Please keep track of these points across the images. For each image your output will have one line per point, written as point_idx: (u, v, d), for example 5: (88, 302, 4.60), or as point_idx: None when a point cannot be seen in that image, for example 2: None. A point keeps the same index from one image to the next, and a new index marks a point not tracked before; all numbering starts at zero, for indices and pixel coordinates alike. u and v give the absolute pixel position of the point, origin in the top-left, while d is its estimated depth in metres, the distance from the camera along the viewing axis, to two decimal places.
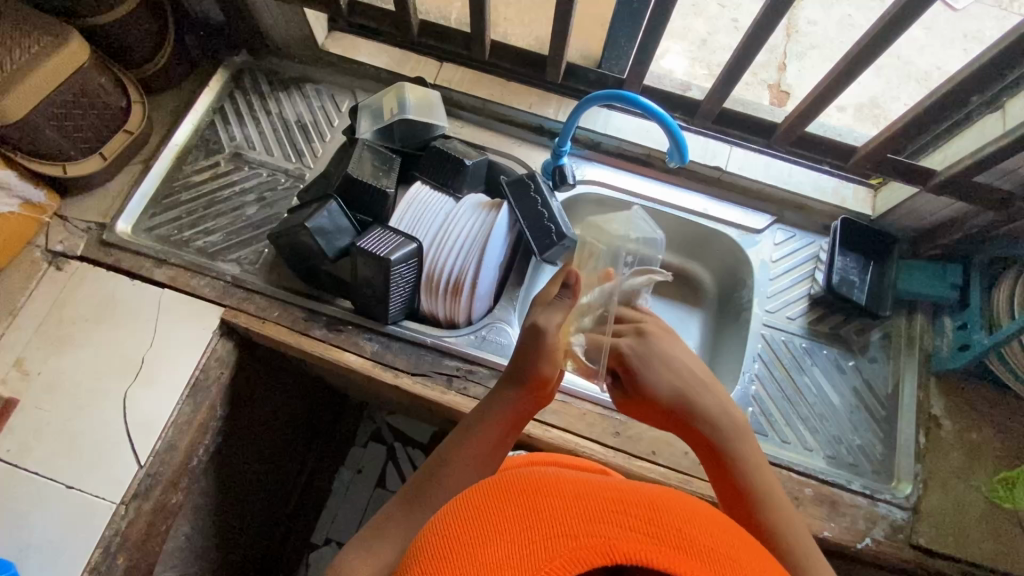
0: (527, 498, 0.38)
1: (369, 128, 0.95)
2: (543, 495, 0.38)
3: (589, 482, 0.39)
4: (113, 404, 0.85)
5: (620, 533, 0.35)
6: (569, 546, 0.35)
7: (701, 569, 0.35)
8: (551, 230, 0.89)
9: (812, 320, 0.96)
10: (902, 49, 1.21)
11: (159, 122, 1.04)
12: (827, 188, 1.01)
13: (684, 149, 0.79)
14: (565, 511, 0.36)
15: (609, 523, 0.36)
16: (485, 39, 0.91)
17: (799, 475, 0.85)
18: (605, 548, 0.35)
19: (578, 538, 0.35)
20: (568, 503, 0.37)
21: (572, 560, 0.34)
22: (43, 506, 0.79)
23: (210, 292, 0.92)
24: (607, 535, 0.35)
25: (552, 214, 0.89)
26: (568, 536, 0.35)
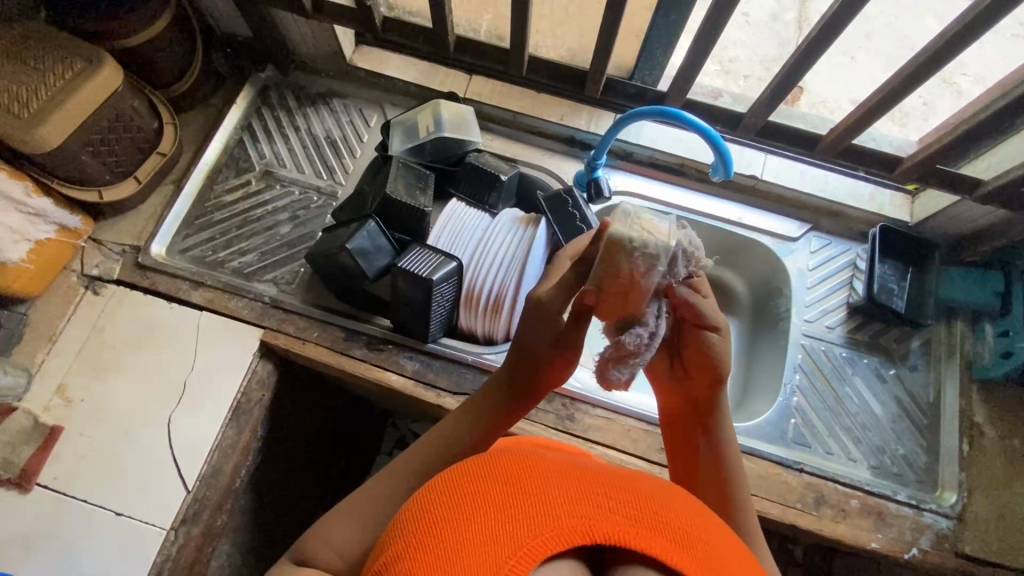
0: (512, 478, 0.38)
1: (402, 145, 0.94)
2: (528, 477, 0.38)
3: (570, 468, 0.40)
4: (157, 429, 0.85)
5: (600, 512, 0.36)
6: (551, 524, 0.35)
7: (677, 550, 0.35)
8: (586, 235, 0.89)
9: (852, 329, 0.96)
10: (917, 40, 1.17)
11: (188, 141, 1.03)
12: (864, 195, 1.00)
13: (730, 163, 0.78)
14: (548, 489, 0.37)
15: (591, 504, 0.36)
16: (524, 55, 0.90)
17: (845, 487, 0.85)
18: (583, 526, 0.35)
19: (559, 516, 0.35)
20: (550, 483, 0.37)
21: (553, 539, 0.35)
22: (94, 534, 0.79)
23: (249, 313, 0.91)
24: (586, 514, 0.36)
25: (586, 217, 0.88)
26: (550, 514, 0.35)
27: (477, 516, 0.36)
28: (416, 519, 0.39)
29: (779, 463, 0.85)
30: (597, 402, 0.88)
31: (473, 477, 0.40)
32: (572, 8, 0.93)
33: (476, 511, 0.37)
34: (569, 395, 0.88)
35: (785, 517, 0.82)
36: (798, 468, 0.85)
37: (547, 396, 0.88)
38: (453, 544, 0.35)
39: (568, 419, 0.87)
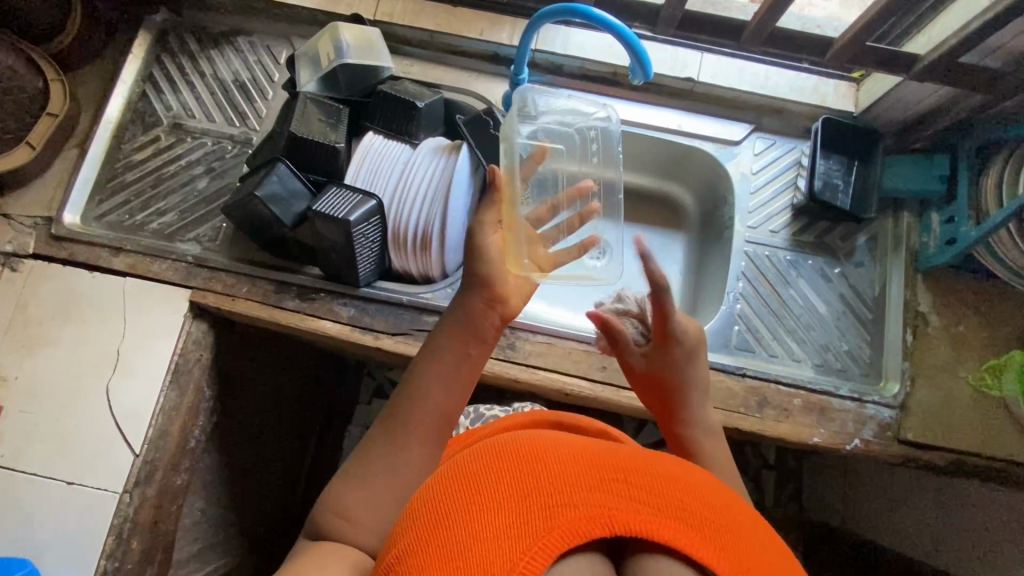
0: (538, 465, 0.39)
1: (310, 78, 0.88)
2: (544, 463, 0.39)
3: (588, 450, 0.42)
4: (98, 398, 0.84)
5: (621, 502, 0.38)
6: (573, 513, 0.37)
7: (692, 533, 0.37)
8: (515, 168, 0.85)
9: (796, 232, 0.94)
10: None
11: (87, 100, 0.96)
12: (806, 87, 0.95)
13: (647, 63, 0.73)
14: (569, 481, 0.38)
15: (609, 495, 0.38)
16: None
17: (788, 388, 0.85)
18: (604, 516, 0.37)
19: (577, 508, 0.37)
20: (574, 473, 0.39)
21: (571, 529, 0.36)
22: (49, 504, 0.80)
23: (174, 274, 0.88)
24: (604, 506, 0.37)
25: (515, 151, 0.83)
26: (572, 506, 0.37)
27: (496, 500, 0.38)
28: (444, 498, 0.40)
29: (721, 370, 0.85)
30: (536, 329, 0.86)
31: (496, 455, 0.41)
32: None
33: (497, 501, 0.38)
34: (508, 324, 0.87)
35: (729, 422, 0.82)
36: (741, 373, 0.85)
37: None
38: (475, 532, 0.36)
39: (509, 348, 0.86)
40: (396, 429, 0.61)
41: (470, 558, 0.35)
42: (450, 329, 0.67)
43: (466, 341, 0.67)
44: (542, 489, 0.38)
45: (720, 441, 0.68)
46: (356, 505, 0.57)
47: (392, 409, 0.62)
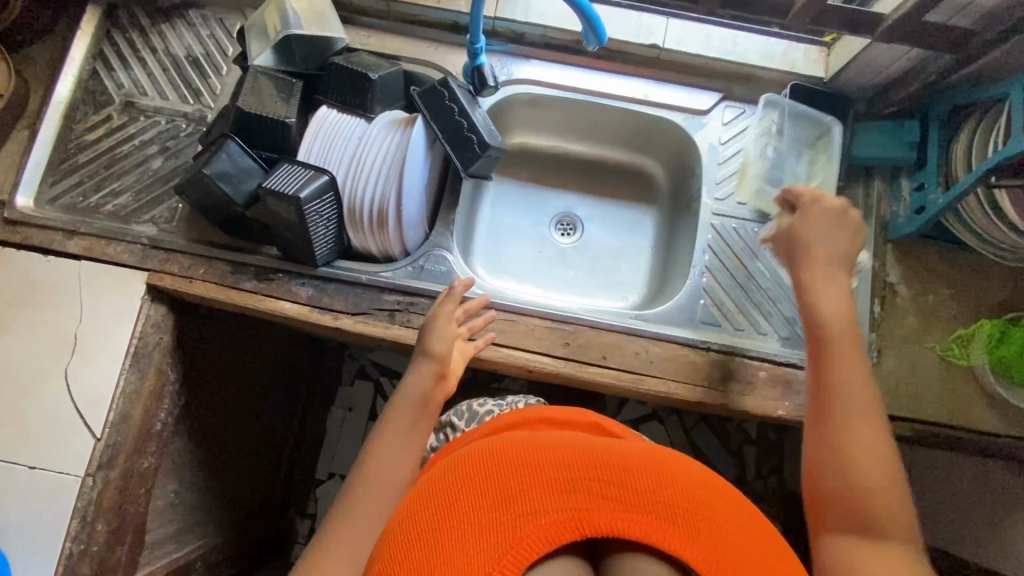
0: (507, 474, 0.41)
1: (261, 51, 0.85)
2: (516, 472, 0.41)
3: (558, 451, 0.43)
4: (57, 383, 0.83)
5: (590, 504, 0.39)
6: (542, 519, 0.38)
7: (669, 526, 0.38)
8: (472, 141, 0.82)
9: (765, 203, 0.92)
10: None
11: (35, 80, 0.94)
12: (776, 52, 0.92)
13: (599, 29, 0.70)
14: (537, 491, 0.40)
15: (578, 498, 0.39)
16: None
17: (753, 361, 0.84)
18: (573, 519, 0.38)
19: (548, 514, 0.38)
20: (543, 478, 0.40)
21: (541, 534, 0.38)
22: (13, 489, 0.80)
23: (129, 257, 0.87)
24: (574, 511, 0.39)
25: (471, 124, 0.81)
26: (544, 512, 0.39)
27: (462, 516, 0.39)
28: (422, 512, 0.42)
29: (685, 344, 0.85)
30: (498, 306, 0.85)
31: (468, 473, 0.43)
32: None
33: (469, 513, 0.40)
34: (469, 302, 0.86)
35: (693, 396, 0.82)
36: (705, 347, 0.85)
37: None
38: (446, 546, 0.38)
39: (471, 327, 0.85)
40: (363, 503, 0.61)
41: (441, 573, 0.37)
42: (406, 403, 0.71)
43: (421, 409, 0.71)
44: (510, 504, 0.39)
45: (851, 332, 0.62)
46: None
47: (352, 487, 0.63)
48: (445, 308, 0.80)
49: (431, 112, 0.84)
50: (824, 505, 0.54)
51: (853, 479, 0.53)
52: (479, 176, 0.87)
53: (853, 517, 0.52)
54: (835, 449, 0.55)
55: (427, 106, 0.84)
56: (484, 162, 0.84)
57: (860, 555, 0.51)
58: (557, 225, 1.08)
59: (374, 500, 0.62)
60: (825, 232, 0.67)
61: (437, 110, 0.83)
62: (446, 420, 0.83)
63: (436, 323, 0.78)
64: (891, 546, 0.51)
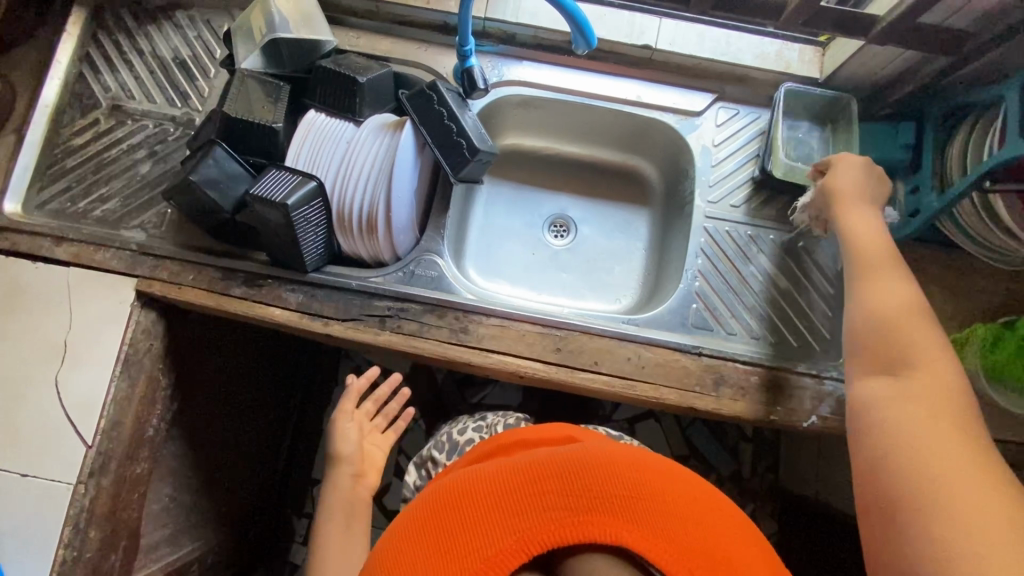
0: (460, 512, 0.42)
1: (246, 54, 0.83)
2: (470, 508, 0.42)
3: (505, 474, 0.44)
4: (47, 390, 0.83)
5: (543, 516, 0.40)
6: (493, 547, 0.39)
7: (624, 515, 0.40)
8: (462, 145, 0.81)
9: (758, 205, 0.91)
10: None
11: (21, 83, 0.92)
12: (770, 53, 0.90)
13: (588, 32, 0.69)
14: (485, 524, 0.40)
15: (526, 513, 0.40)
16: None
17: (745, 365, 0.84)
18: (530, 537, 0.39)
19: (505, 539, 0.39)
20: (495, 506, 0.41)
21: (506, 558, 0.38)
22: (4, 497, 0.80)
23: (118, 263, 0.86)
24: (523, 530, 0.39)
25: (460, 128, 0.80)
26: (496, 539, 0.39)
27: (419, 560, 0.40)
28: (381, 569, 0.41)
29: (677, 349, 0.84)
30: (488, 312, 0.85)
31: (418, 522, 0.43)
32: None
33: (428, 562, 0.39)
34: (459, 307, 0.85)
35: (684, 402, 0.81)
36: (696, 352, 0.84)
37: (439, 311, 0.85)
38: None
39: (462, 332, 0.84)
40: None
41: None
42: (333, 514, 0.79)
43: (350, 517, 0.79)
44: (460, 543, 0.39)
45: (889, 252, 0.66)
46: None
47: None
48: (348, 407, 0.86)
49: (419, 117, 0.83)
50: (869, 348, 0.60)
51: (888, 325, 0.59)
52: (468, 181, 0.86)
53: (883, 357, 0.58)
54: (868, 309, 0.61)
55: (415, 110, 0.83)
56: (472, 167, 0.83)
57: (893, 396, 0.54)
58: (550, 227, 1.07)
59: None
60: (857, 183, 0.72)
61: (425, 115, 0.82)
62: (429, 455, 0.85)
63: (340, 426, 0.85)
64: (915, 377, 0.54)
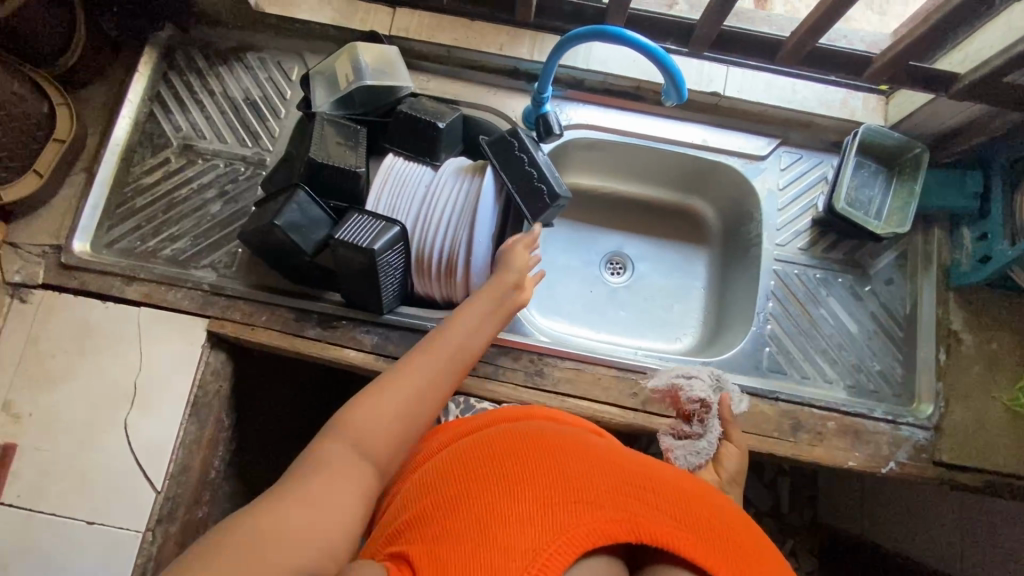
0: (552, 461, 0.49)
1: (325, 99, 0.85)
2: (564, 454, 0.50)
3: (586, 448, 0.53)
4: (115, 434, 0.82)
5: (639, 513, 0.45)
6: (597, 517, 0.44)
7: (697, 537, 0.45)
8: (542, 191, 0.82)
9: (824, 248, 0.92)
10: None
11: (92, 121, 0.93)
12: (835, 101, 0.92)
13: (682, 84, 0.70)
14: (586, 459, 0.50)
15: (635, 506, 0.45)
16: None
17: (822, 410, 0.84)
18: (623, 525, 0.44)
19: (605, 512, 0.44)
20: (593, 480, 0.47)
21: (597, 531, 0.43)
22: (70, 545, 0.78)
23: (190, 303, 0.86)
24: (619, 513, 0.44)
25: (542, 173, 0.81)
26: (600, 507, 0.44)
27: (525, 505, 0.44)
28: (469, 456, 0.53)
29: (755, 395, 0.84)
30: (564, 355, 0.84)
31: (519, 477, 0.47)
32: None
33: (525, 484, 0.46)
34: (535, 350, 0.85)
35: (764, 448, 0.81)
36: (773, 397, 0.84)
37: (514, 353, 0.85)
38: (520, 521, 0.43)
39: (537, 375, 0.84)
40: (432, 362, 0.61)
41: (515, 523, 0.43)
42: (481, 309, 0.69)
43: (490, 325, 0.69)
44: (563, 465, 0.48)
45: None
46: (379, 422, 0.56)
47: (420, 351, 0.62)
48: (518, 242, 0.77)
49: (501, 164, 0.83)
50: None
51: None
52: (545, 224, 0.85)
53: None
54: None
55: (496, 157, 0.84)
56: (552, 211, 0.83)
57: None
58: (608, 265, 1.06)
59: (446, 354, 0.63)
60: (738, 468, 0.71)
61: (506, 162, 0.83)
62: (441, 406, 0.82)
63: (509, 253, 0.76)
64: None
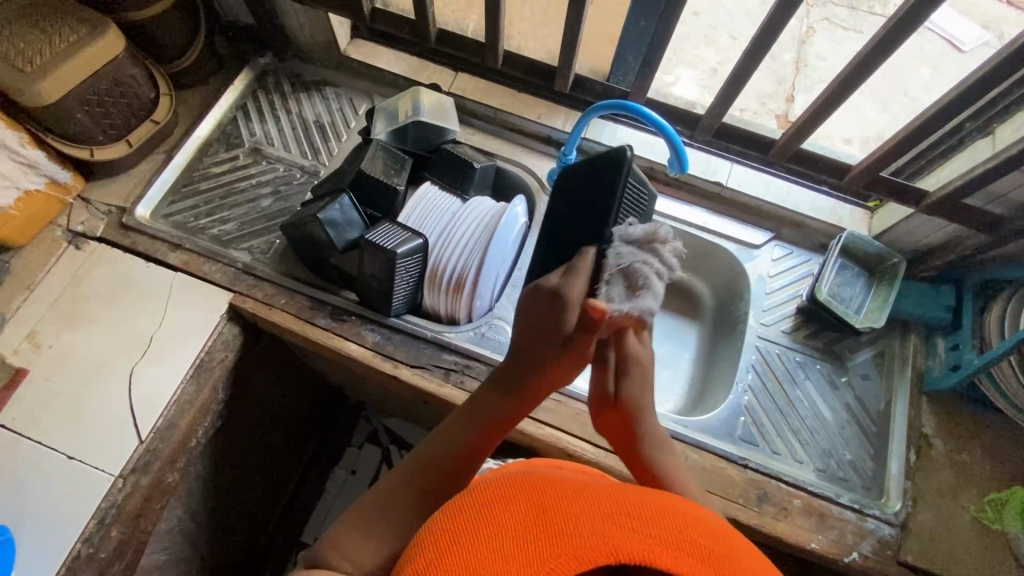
0: (539, 489, 0.44)
1: (383, 129, 0.99)
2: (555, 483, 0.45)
3: (583, 477, 0.47)
4: (120, 379, 0.87)
5: (624, 533, 0.39)
6: (572, 546, 0.38)
7: (695, 566, 0.37)
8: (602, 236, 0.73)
9: (807, 335, 0.98)
10: (909, 87, 1.29)
11: (184, 116, 1.08)
12: (824, 208, 1.04)
13: (685, 159, 0.83)
14: (567, 488, 0.44)
15: (617, 528, 0.39)
16: (428, 20, 0.92)
17: (789, 486, 0.85)
18: (605, 545, 0.38)
19: (582, 537, 0.38)
20: (581, 505, 0.41)
21: (576, 557, 0.38)
22: (44, 476, 0.81)
23: (222, 277, 0.94)
24: (603, 538, 0.38)
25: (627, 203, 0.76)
26: (576, 536, 0.39)
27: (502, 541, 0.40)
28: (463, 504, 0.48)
29: (724, 458, 0.87)
30: None
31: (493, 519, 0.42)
32: None
33: (509, 513, 0.42)
34: None
35: (726, 511, 0.82)
36: (743, 464, 0.86)
37: None
38: (493, 555, 0.39)
39: None
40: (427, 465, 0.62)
41: (489, 563, 0.39)
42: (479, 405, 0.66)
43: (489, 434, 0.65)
44: (539, 500, 0.42)
45: None
46: (355, 548, 0.57)
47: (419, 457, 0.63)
48: (579, 287, 0.60)
49: (591, 183, 0.71)
50: None
51: None
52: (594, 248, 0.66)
53: None
54: None
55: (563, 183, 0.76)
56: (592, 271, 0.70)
57: None
58: None
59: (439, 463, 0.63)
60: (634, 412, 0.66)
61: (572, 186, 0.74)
62: None
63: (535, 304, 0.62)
64: None
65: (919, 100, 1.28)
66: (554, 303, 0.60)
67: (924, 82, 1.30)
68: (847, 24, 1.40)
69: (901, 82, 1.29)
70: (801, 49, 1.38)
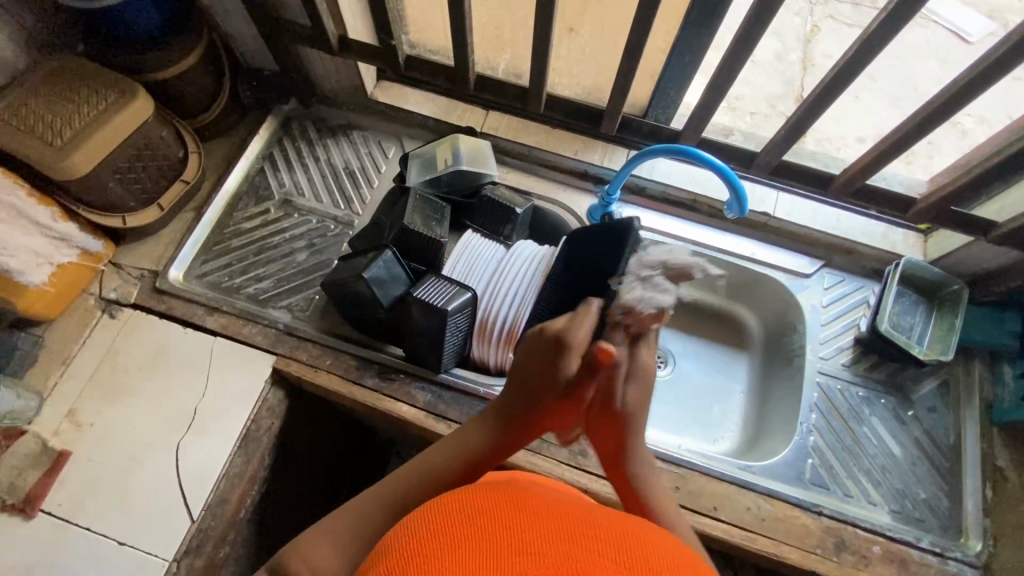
0: (504, 510, 0.38)
1: (421, 177, 0.97)
2: (521, 505, 0.39)
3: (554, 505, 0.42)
4: (167, 454, 0.84)
5: (592, 556, 0.33)
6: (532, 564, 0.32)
7: None
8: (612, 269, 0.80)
9: (868, 367, 0.95)
10: (922, 83, 1.27)
11: (211, 171, 1.05)
12: (875, 233, 1.01)
13: (745, 200, 0.80)
14: (537, 512, 0.38)
15: (582, 550, 0.33)
16: (467, 67, 0.90)
17: (866, 532, 0.82)
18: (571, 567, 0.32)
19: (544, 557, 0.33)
20: (547, 526, 0.36)
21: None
22: (97, 564, 0.77)
23: (263, 339, 0.91)
24: (564, 557, 0.33)
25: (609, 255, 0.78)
26: (539, 555, 0.33)
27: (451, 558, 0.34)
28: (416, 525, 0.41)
29: (798, 506, 0.83)
30: None
31: (448, 536, 0.36)
32: (588, 48, 0.94)
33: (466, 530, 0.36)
34: None
35: (806, 563, 0.79)
36: (817, 510, 0.83)
37: None
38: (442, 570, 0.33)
39: (581, 455, 0.85)
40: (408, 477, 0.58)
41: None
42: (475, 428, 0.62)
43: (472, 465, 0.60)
44: (502, 522, 0.37)
45: None
46: (322, 558, 0.52)
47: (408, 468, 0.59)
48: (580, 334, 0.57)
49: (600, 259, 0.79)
50: None
51: None
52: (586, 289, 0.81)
53: None
54: None
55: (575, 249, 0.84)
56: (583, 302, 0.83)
57: None
58: None
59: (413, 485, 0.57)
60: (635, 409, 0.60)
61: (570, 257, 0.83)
62: None
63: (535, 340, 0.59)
64: None
65: (931, 96, 1.25)
66: (555, 348, 0.57)
67: (934, 75, 1.29)
68: (852, 20, 1.37)
69: (913, 80, 1.27)
70: (807, 47, 1.33)
